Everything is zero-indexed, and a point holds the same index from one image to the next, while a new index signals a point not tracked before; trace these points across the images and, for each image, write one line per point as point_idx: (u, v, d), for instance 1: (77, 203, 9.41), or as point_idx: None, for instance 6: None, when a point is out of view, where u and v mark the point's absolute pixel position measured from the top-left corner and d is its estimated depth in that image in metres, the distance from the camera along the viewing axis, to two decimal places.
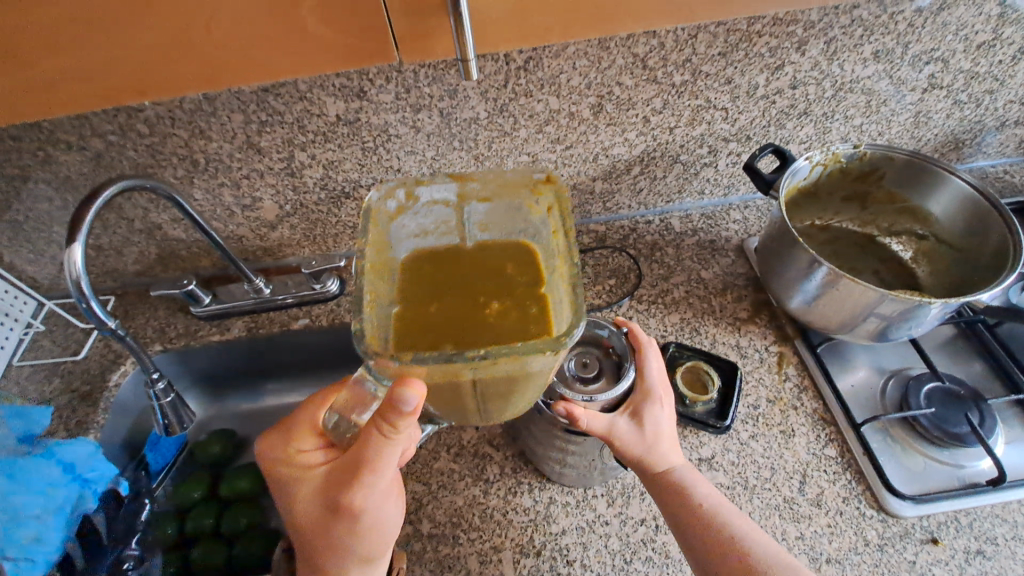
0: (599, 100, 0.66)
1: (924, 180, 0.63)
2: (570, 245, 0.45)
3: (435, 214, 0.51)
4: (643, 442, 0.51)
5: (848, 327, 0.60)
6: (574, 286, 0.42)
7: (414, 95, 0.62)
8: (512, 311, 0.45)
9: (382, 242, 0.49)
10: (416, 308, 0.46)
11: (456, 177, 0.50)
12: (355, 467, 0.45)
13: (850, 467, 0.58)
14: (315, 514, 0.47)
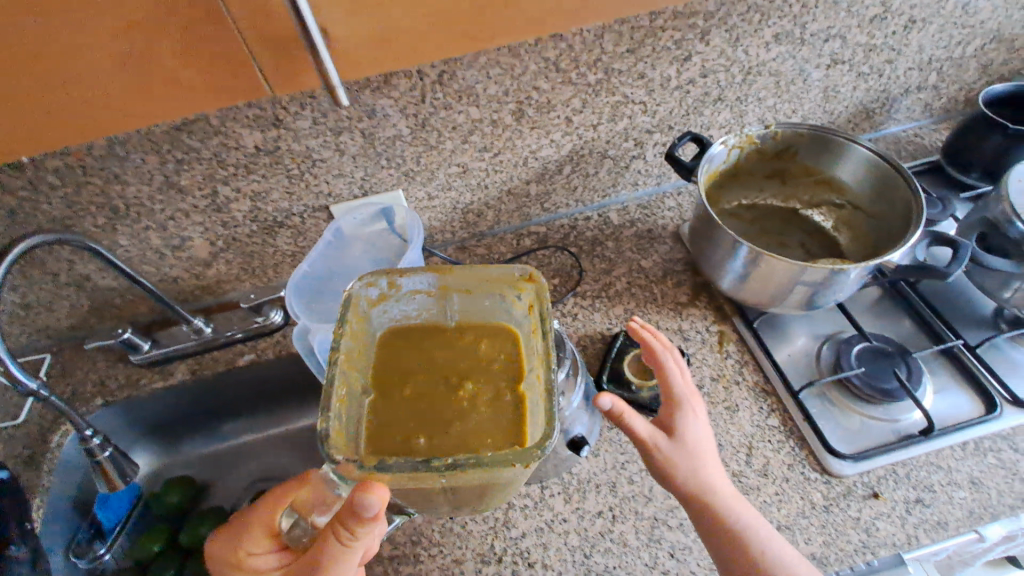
0: (519, 105, 0.67)
1: (834, 153, 0.66)
2: (546, 344, 0.44)
3: (416, 300, 0.51)
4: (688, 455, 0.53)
5: (778, 300, 0.63)
6: (547, 395, 0.41)
7: (332, 119, 0.62)
8: (487, 403, 0.46)
9: (362, 329, 0.49)
10: (394, 398, 0.47)
11: (435, 268, 0.49)
12: (304, 573, 0.45)
13: (792, 434, 0.60)
14: None
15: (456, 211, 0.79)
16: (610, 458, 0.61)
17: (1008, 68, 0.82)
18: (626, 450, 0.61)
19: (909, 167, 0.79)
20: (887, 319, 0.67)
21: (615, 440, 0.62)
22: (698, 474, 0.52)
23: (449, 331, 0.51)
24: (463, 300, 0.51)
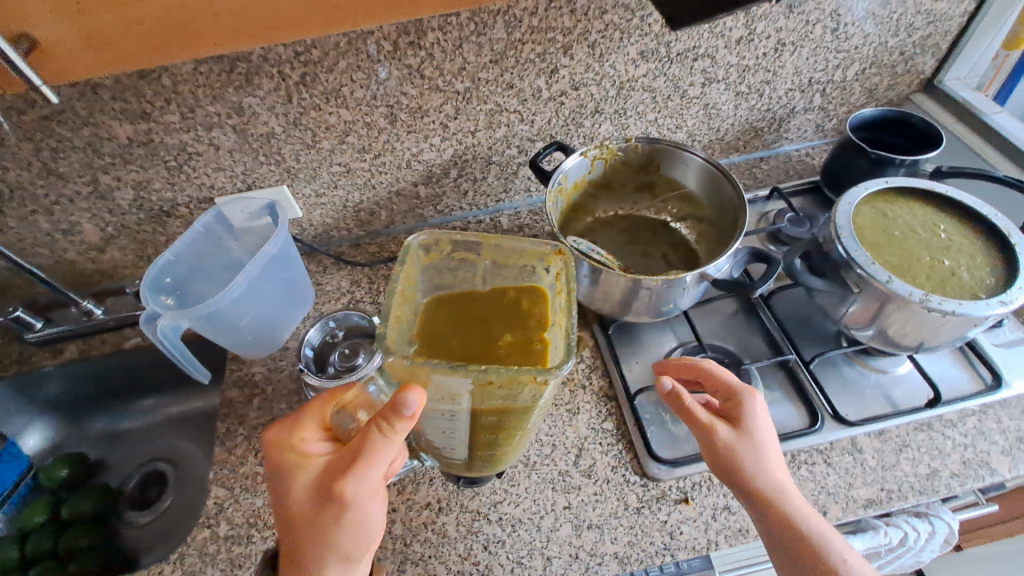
0: (390, 109, 0.69)
1: (690, 167, 0.69)
2: (570, 300, 0.49)
3: (460, 267, 0.55)
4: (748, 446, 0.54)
5: (624, 309, 0.65)
6: (569, 334, 0.47)
7: (200, 114, 0.65)
8: (517, 349, 0.50)
9: (413, 278, 0.53)
10: (436, 337, 0.51)
11: (485, 236, 0.53)
12: (350, 459, 0.45)
13: (622, 438, 0.62)
14: (308, 503, 0.46)
15: (346, 209, 0.82)
16: None
17: (893, 93, 0.84)
18: None
19: (785, 187, 0.82)
20: (737, 333, 0.69)
21: None
22: (762, 469, 0.53)
23: (480, 293, 0.55)
24: (497, 268, 0.55)
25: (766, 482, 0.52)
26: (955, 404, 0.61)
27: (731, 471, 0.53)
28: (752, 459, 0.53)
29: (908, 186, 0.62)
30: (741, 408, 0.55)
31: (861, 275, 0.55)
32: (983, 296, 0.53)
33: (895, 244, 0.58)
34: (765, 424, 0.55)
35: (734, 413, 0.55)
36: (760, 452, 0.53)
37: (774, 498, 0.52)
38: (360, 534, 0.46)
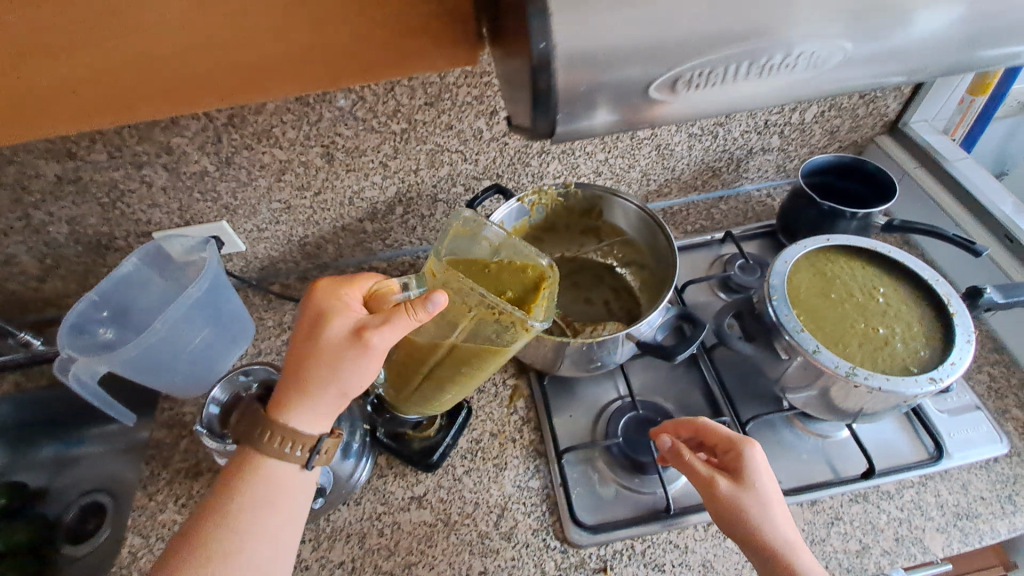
0: (326, 149, 0.68)
1: (630, 216, 0.67)
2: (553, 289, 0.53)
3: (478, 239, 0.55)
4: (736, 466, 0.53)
5: (554, 366, 0.63)
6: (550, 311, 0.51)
7: (128, 153, 0.63)
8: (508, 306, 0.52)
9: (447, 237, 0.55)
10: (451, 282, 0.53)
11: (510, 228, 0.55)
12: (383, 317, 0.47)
13: (546, 498, 0.61)
14: (330, 340, 0.47)
15: (291, 244, 0.80)
16: (368, 507, 0.62)
17: (857, 135, 0.81)
18: (387, 500, 0.62)
19: (740, 233, 0.81)
20: (676, 387, 0.67)
21: (379, 490, 0.63)
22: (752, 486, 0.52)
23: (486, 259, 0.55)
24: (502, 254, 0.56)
25: (775, 534, 0.50)
26: (893, 475, 0.58)
27: (737, 527, 0.51)
28: (755, 510, 0.51)
29: (850, 244, 0.60)
30: (739, 459, 0.53)
31: (789, 342, 0.53)
32: (914, 370, 0.51)
33: (829, 308, 0.56)
34: (767, 473, 0.53)
35: (733, 465, 0.53)
36: (765, 503, 0.51)
37: (784, 552, 0.49)
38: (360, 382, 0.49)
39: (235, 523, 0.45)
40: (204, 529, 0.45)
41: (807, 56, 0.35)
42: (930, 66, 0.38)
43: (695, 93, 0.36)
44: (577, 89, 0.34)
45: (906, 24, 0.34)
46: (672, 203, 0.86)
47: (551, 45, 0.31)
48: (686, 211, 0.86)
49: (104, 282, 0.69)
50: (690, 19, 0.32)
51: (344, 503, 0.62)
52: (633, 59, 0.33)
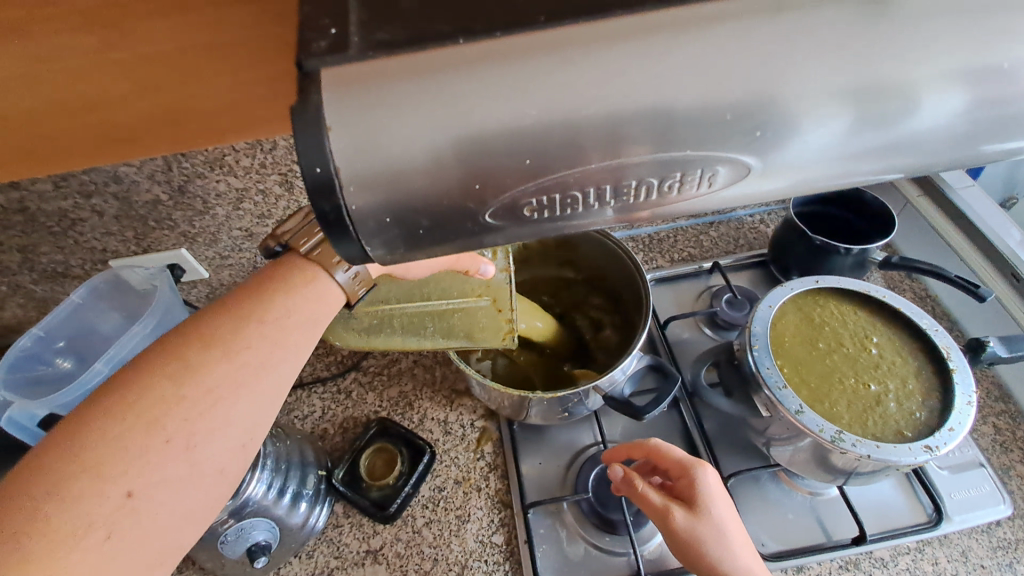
0: (285, 177, 0.64)
1: (605, 253, 0.63)
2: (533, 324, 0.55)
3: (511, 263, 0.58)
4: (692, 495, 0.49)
5: (521, 415, 0.58)
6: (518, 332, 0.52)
7: (74, 183, 0.59)
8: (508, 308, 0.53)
9: None
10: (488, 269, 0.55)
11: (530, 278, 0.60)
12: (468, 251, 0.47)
13: (510, 556, 0.56)
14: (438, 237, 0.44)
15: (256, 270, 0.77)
16: (321, 561, 0.57)
17: None
18: (341, 554, 0.57)
19: (727, 262, 0.76)
20: (655, 434, 0.62)
21: (333, 542, 0.58)
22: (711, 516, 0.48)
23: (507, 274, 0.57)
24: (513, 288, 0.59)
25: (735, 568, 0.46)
26: (888, 540, 0.54)
27: (695, 563, 0.46)
28: (713, 542, 0.46)
29: (843, 287, 0.56)
30: (693, 485, 0.49)
31: (770, 399, 0.48)
32: (908, 436, 0.46)
33: (815, 361, 0.51)
34: (723, 497, 0.49)
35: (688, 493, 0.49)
36: (722, 535, 0.47)
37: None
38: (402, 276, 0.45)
39: (236, 348, 0.38)
40: (200, 333, 0.37)
41: (702, 176, 0.25)
42: (891, 172, 0.27)
43: (554, 221, 0.26)
44: (379, 221, 0.24)
45: (825, 139, 0.24)
46: (659, 229, 0.82)
47: (332, 170, 0.22)
48: (673, 237, 0.81)
49: (48, 317, 0.67)
50: (500, 130, 0.22)
51: (296, 555, 0.57)
52: (447, 165, 0.22)
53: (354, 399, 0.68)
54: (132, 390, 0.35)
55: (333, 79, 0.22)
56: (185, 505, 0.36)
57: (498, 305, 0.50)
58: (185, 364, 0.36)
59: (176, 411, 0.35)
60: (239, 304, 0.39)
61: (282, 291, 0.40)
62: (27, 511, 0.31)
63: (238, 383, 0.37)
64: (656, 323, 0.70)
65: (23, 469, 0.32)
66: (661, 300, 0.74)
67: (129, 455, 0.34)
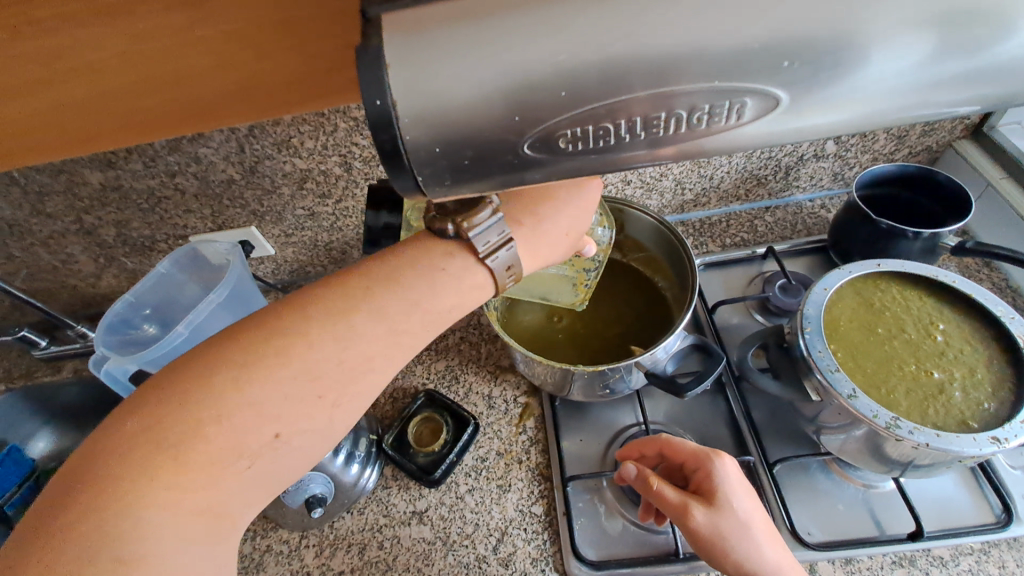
0: (344, 158, 0.68)
1: (650, 231, 0.63)
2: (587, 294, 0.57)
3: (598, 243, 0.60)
4: (708, 488, 0.48)
5: (564, 389, 0.59)
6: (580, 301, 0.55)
7: (161, 163, 0.66)
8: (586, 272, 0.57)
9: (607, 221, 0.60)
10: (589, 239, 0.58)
11: None
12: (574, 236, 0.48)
13: (549, 526, 0.57)
14: (562, 226, 0.46)
15: (317, 248, 0.82)
16: (371, 518, 0.60)
17: (930, 140, 0.72)
18: (389, 513, 0.60)
19: (785, 247, 0.73)
20: (698, 417, 0.62)
21: (382, 501, 0.61)
22: (729, 511, 0.47)
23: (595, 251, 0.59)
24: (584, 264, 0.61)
25: (760, 560, 0.46)
26: (949, 538, 0.51)
27: (717, 555, 0.46)
28: (736, 536, 0.46)
29: (906, 271, 0.53)
30: (711, 479, 0.49)
31: (821, 383, 0.46)
32: (973, 426, 0.43)
33: (873, 347, 0.49)
34: (741, 488, 0.49)
35: (706, 488, 0.49)
36: (745, 527, 0.46)
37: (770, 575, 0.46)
38: (542, 248, 0.46)
39: (397, 327, 0.43)
40: (366, 307, 0.42)
41: (728, 108, 0.25)
42: (968, 103, 0.25)
43: (586, 154, 0.27)
44: (430, 151, 0.25)
45: (899, 63, 0.23)
46: (712, 213, 0.80)
47: (390, 105, 0.24)
48: (725, 222, 0.79)
49: (140, 285, 0.72)
50: (556, 66, 0.23)
51: (348, 511, 0.61)
52: (499, 114, 0.24)
53: (403, 370, 0.71)
54: (301, 342, 0.40)
55: (393, 27, 0.24)
56: (328, 427, 0.42)
57: (581, 280, 0.54)
58: (351, 330, 0.41)
59: (333, 370, 0.40)
60: (410, 283, 0.43)
61: (450, 278, 0.44)
62: (205, 390, 0.37)
63: (391, 360, 0.43)
64: (705, 308, 0.69)
65: (224, 352, 0.38)
66: (711, 286, 0.73)
67: (287, 404, 0.39)
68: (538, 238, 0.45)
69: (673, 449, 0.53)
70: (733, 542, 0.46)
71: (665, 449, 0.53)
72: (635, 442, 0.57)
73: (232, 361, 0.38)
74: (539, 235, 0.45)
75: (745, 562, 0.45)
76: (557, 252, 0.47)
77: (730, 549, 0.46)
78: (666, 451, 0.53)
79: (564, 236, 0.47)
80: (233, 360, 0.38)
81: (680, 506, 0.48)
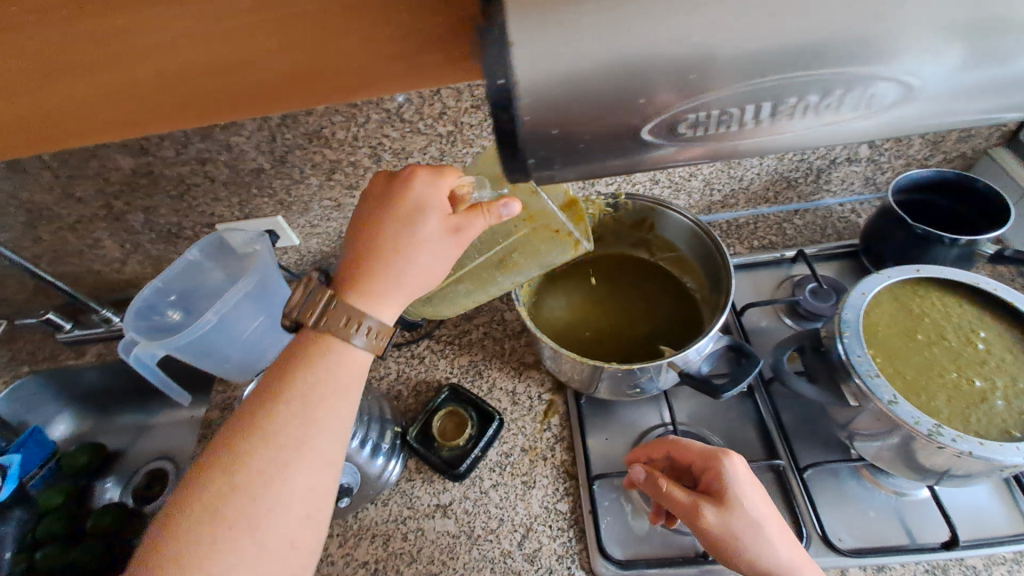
0: (373, 150, 0.68)
1: (682, 231, 0.63)
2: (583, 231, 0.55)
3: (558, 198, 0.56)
4: (716, 487, 0.48)
5: (591, 386, 0.59)
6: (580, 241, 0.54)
7: (193, 150, 0.66)
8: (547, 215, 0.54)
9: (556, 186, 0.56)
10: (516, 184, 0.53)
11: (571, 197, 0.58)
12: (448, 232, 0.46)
13: (575, 524, 0.57)
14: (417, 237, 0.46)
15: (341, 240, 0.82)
16: (395, 510, 0.60)
17: (966, 147, 0.71)
18: (413, 505, 0.60)
19: (814, 250, 0.73)
20: (726, 419, 0.61)
21: (406, 494, 0.61)
22: (739, 510, 0.46)
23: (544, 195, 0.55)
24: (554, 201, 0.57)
25: (772, 557, 0.45)
26: (983, 548, 0.50)
27: (729, 555, 0.46)
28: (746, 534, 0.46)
29: (945, 277, 0.52)
30: (721, 478, 0.48)
31: (860, 387, 0.46)
32: (1017, 436, 0.43)
33: (912, 353, 0.48)
34: (751, 486, 0.48)
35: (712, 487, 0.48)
36: (757, 525, 0.46)
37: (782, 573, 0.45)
38: (425, 255, 0.46)
39: (272, 432, 0.41)
40: (246, 427, 0.41)
41: (817, 98, 0.29)
42: (1006, 109, 0.30)
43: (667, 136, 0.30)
44: None
45: (942, 70, 0.27)
46: (739, 215, 0.79)
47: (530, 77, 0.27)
48: (753, 224, 0.78)
49: (169, 270, 0.72)
50: (671, 57, 0.27)
51: (372, 503, 0.61)
52: None
53: (427, 364, 0.71)
54: (193, 498, 0.39)
55: (515, 5, 0.27)
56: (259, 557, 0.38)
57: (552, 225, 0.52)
58: (236, 457, 0.40)
59: (232, 496, 0.39)
60: (254, 410, 0.42)
61: (302, 382, 0.43)
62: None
63: (281, 458, 0.41)
64: (733, 310, 0.68)
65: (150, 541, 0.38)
66: (739, 288, 0.72)
67: (210, 548, 0.37)
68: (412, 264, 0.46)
69: (679, 450, 0.53)
70: (744, 539, 0.46)
71: (671, 451, 0.53)
72: (642, 445, 0.57)
73: (155, 546, 0.37)
74: (409, 256, 0.46)
75: (758, 561, 0.45)
76: (441, 260, 0.47)
77: (741, 549, 0.46)
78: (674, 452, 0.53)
79: (431, 244, 0.46)
80: (167, 528, 0.38)
81: (689, 509, 0.47)
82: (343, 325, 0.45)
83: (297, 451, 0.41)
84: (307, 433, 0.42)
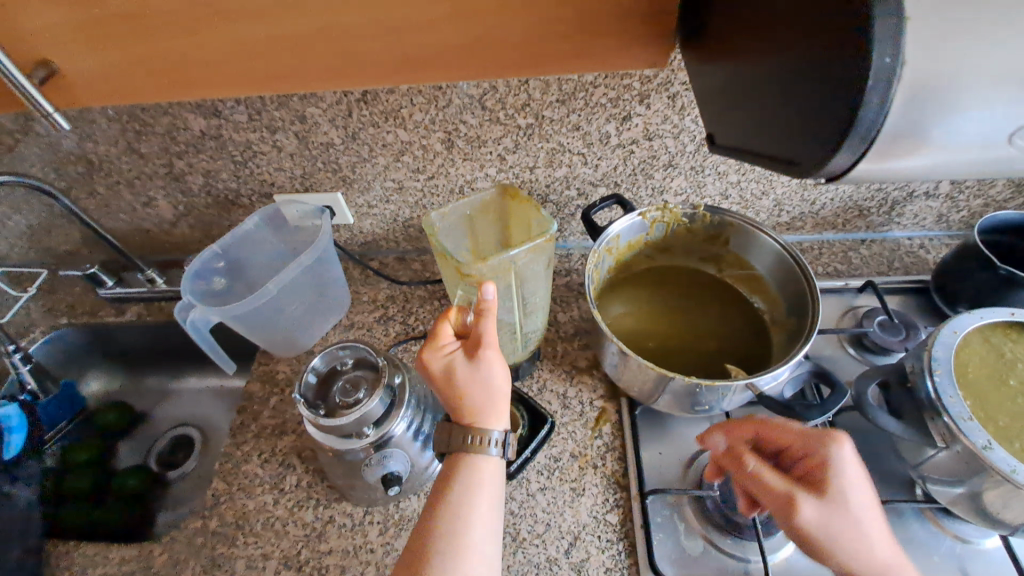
0: (448, 135, 0.66)
1: (760, 251, 0.62)
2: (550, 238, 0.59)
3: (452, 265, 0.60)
4: (830, 476, 0.45)
5: (653, 398, 0.58)
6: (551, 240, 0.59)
7: (266, 117, 0.65)
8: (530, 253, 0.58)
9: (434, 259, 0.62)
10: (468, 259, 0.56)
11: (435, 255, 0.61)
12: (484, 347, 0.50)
13: (625, 537, 0.55)
14: (468, 372, 0.50)
15: (396, 223, 0.80)
16: None
17: None
18: None
19: (883, 282, 0.71)
20: None
21: None
22: (841, 505, 0.45)
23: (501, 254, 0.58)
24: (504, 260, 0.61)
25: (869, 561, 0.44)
26: None
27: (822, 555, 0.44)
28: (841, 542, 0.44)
29: None
30: (828, 466, 0.46)
31: (951, 427, 0.44)
32: None
33: (1004, 398, 0.47)
34: (858, 481, 0.46)
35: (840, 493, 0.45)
36: (858, 525, 0.44)
37: None
38: (489, 381, 0.50)
39: (450, 549, 0.44)
40: (426, 543, 0.45)
41: None
42: None
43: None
44: None
45: None
46: (804, 239, 0.78)
47: (897, 64, 0.27)
48: (818, 249, 0.77)
49: (228, 237, 0.71)
50: None
51: (415, 494, 0.60)
52: None
53: None
54: None
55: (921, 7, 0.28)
56: None
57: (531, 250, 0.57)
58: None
59: None
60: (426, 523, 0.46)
61: (460, 483, 0.48)
62: None
63: (461, 551, 0.44)
64: None
65: None
66: None
67: None
68: (483, 394, 0.50)
69: (771, 437, 0.50)
70: (841, 542, 0.44)
71: (759, 436, 0.51)
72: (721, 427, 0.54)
73: None
74: (477, 392, 0.50)
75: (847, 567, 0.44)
76: (502, 380, 0.51)
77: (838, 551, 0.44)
78: (765, 441, 0.51)
79: (482, 377, 0.50)
80: None
81: (777, 506, 0.45)
82: (472, 442, 0.49)
83: (472, 540, 0.45)
84: (478, 523, 0.46)
